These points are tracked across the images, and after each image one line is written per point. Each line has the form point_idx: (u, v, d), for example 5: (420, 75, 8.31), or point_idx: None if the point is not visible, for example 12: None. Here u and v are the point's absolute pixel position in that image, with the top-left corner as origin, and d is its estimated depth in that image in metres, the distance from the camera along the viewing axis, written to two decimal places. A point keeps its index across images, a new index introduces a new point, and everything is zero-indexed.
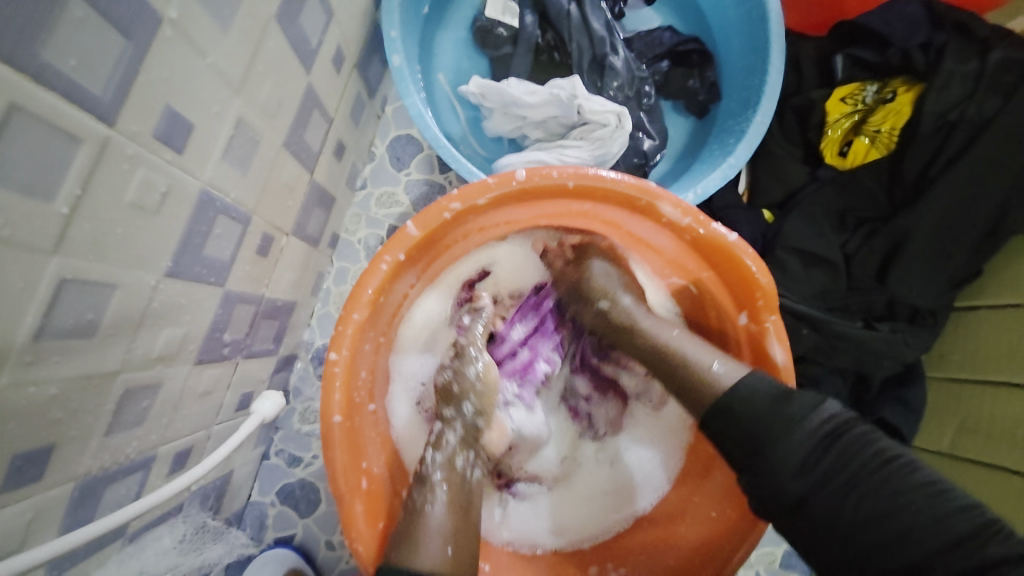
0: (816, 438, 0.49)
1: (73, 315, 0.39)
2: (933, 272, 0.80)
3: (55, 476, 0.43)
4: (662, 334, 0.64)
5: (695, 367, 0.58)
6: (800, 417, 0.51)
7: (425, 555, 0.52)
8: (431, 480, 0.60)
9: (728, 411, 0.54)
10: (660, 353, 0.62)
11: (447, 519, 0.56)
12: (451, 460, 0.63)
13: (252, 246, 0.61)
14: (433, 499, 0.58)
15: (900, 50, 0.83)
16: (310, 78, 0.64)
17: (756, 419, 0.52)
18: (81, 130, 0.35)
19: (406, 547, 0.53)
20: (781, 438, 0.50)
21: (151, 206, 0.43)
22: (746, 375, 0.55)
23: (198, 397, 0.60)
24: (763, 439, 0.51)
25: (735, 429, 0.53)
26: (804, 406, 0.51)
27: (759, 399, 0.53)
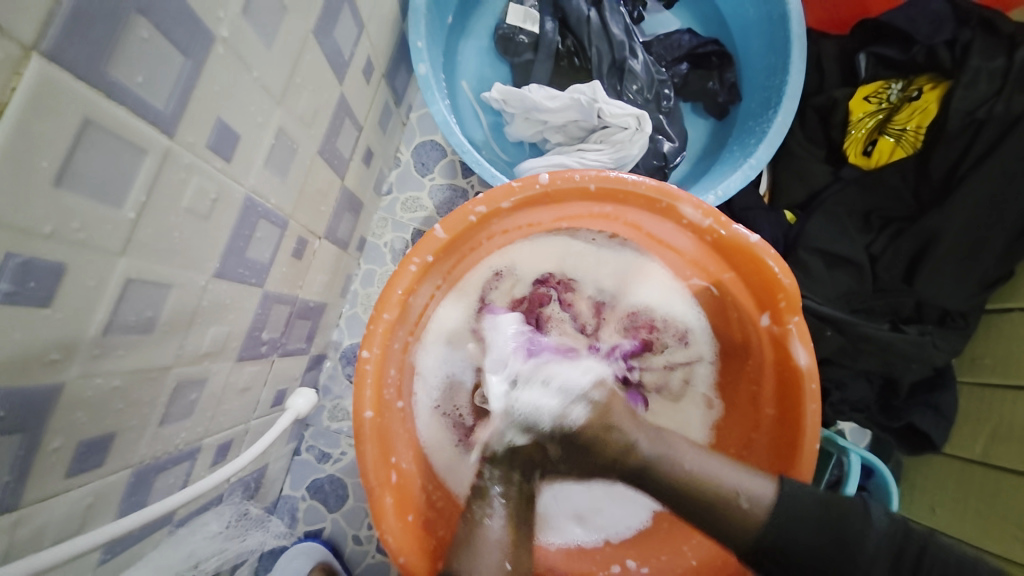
0: (883, 537, 0.53)
1: (135, 312, 0.42)
2: (962, 273, 0.79)
3: (114, 462, 0.46)
4: (685, 460, 0.59)
5: (730, 502, 0.55)
6: (864, 527, 0.54)
7: (485, 567, 0.55)
8: (486, 492, 0.60)
9: (782, 544, 0.54)
10: (683, 488, 0.57)
11: (504, 533, 0.58)
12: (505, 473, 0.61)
13: (288, 249, 0.65)
14: (492, 511, 0.59)
15: (925, 47, 0.82)
16: (343, 88, 0.67)
17: (813, 556, 0.54)
18: (146, 142, 0.38)
19: (468, 557, 0.56)
20: (849, 547, 0.53)
21: (203, 211, 0.46)
22: (781, 496, 0.55)
23: (238, 392, 0.63)
24: (835, 546, 0.53)
25: (800, 520, 0.54)
26: (867, 510, 0.55)
27: (815, 507, 0.55)
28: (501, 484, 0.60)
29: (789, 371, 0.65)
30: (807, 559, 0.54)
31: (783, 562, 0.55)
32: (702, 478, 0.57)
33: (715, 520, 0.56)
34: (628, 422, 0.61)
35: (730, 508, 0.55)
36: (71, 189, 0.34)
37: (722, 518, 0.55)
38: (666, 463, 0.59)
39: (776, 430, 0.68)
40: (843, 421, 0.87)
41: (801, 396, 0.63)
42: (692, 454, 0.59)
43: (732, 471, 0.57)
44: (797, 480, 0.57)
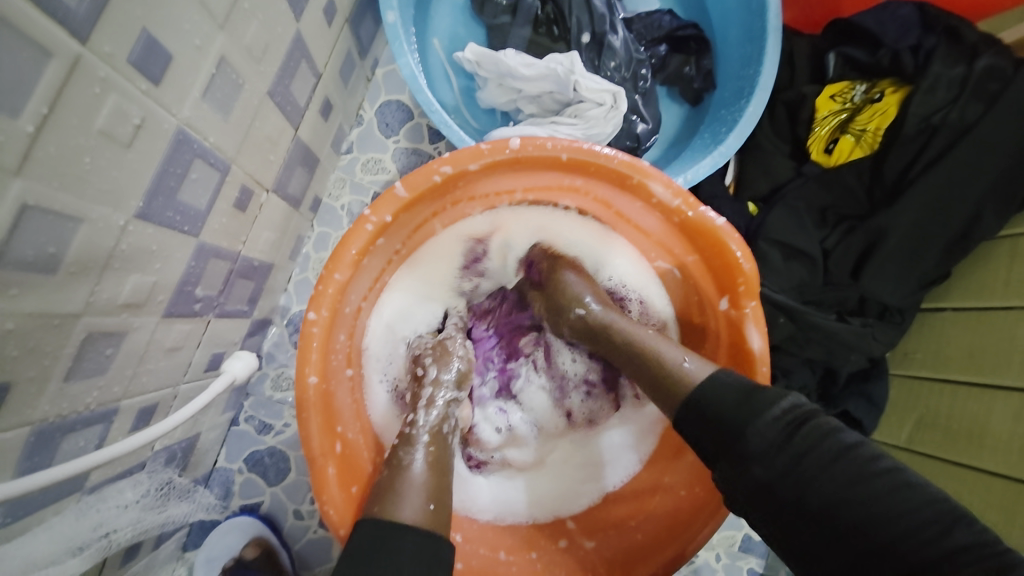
0: (777, 435, 0.46)
1: (33, 246, 0.36)
2: (904, 271, 0.83)
3: (8, 419, 0.40)
4: (646, 337, 0.59)
5: (671, 365, 0.55)
6: (766, 406, 0.48)
7: (404, 507, 0.49)
8: (412, 440, 0.57)
9: (695, 437, 0.52)
10: (644, 350, 0.58)
11: (426, 475, 0.53)
12: (437, 425, 0.60)
13: (230, 198, 0.59)
14: (417, 456, 0.55)
15: (891, 51, 0.84)
16: (299, 25, 0.61)
17: (724, 410, 0.49)
18: (49, 42, 0.32)
19: (385, 499, 0.50)
20: (753, 435, 0.47)
21: (124, 138, 0.40)
22: (713, 374, 0.52)
23: (166, 352, 0.57)
24: (746, 440, 0.47)
25: (709, 425, 0.50)
26: (771, 398, 0.48)
27: (734, 391, 0.50)
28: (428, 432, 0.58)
29: (742, 354, 0.65)
30: (725, 437, 0.49)
31: (697, 424, 0.51)
32: (648, 346, 0.58)
33: (655, 374, 0.56)
34: (583, 288, 0.67)
35: (671, 368, 0.55)
36: None
37: (664, 379, 0.55)
38: (621, 332, 0.61)
39: None
40: None
41: (751, 378, 0.64)
42: (656, 337, 0.59)
43: (685, 351, 0.57)
44: (729, 370, 0.53)
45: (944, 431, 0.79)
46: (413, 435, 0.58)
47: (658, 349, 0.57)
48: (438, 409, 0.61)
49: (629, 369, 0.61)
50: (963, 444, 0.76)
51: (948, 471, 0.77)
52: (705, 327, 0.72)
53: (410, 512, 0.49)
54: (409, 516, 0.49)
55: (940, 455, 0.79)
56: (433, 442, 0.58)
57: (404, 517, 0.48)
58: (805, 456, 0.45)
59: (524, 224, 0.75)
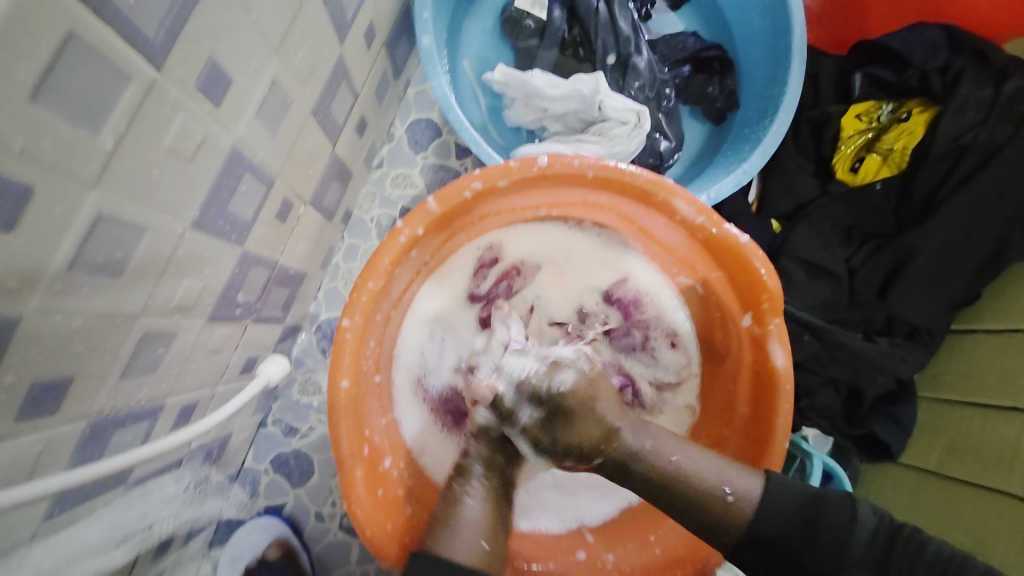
0: (869, 533, 0.53)
1: (103, 251, 0.40)
2: (933, 292, 0.82)
3: (69, 410, 0.44)
4: (670, 453, 0.60)
5: (709, 493, 0.57)
6: (847, 529, 0.53)
7: (461, 546, 0.55)
8: (470, 475, 0.63)
9: (763, 537, 0.55)
10: (668, 477, 0.58)
11: (483, 513, 0.59)
12: (486, 460, 0.65)
13: (272, 210, 0.62)
14: (472, 492, 0.61)
15: (918, 72, 0.85)
16: (343, 49, 0.65)
17: (792, 536, 0.55)
18: (130, 68, 0.36)
19: (439, 534, 0.56)
20: (840, 551, 0.53)
21: (186, 153, 0.44)
22: (767, 490, 0.56)
23: (208, 353, 0.60)
24: (826, 542, 0.53)
25: (781, 518, 0.55)
26: (847, 510, 0.54)
27: (788, 515, 0.55)
28: (482, 470, 0.64)
29: (765, 370, 0.66)
30: (797, 563, 0.54)
31: (767, 507, 0.56)
32: (686, 472, 0.58)
33: (698, 513, 0.57)
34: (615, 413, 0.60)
35: (704, 487, 0.57)
36: (47, 105, 0.32)
37: (714, 517, 0.56)
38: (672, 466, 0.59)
39: (749, 427, 0.68)
40: (806, 426, 0.89)
41: (775, 395, 0.64)
42: (681, 448, 0.60)
43: (723, 467, 0.58)
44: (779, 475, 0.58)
45: (976, 455, 0.76)
46: (467, 467, 0.64)
47: (688, 472, 0.58)
48: (481, 452, 0.66)
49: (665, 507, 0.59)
50: (997, 470, 0.73)
51: (978, 499, 0.74)
52: (728, 344, 0.72)
53: (460, 552, 0.54)
54: (460, 553, 0.54)
55: (973, 481, 0.76)
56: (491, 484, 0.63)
57: (461, 554, 0.54)
58: None
59: (529, 240, 0.77)
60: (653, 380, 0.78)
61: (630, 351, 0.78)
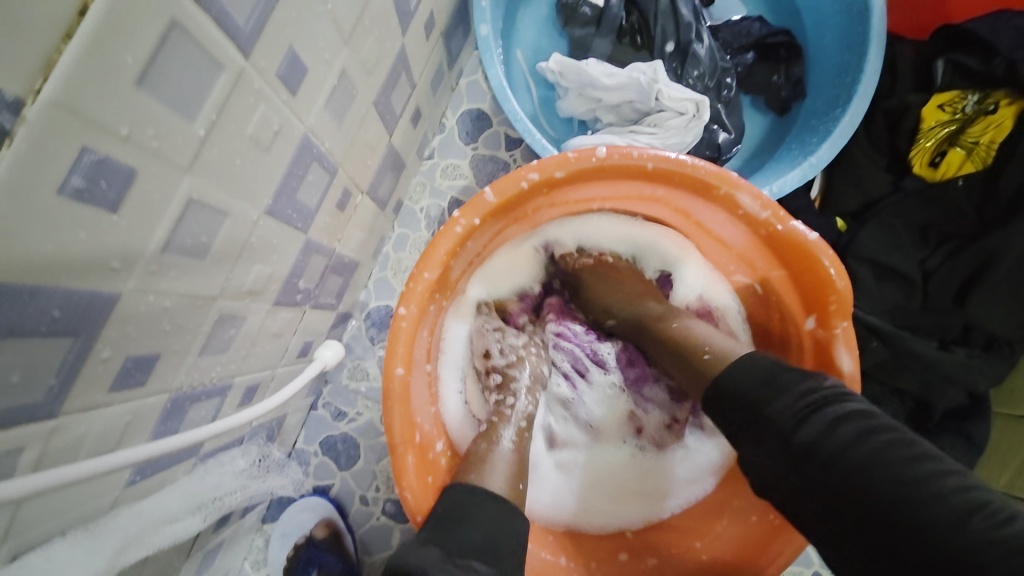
0: (804, 404, 0.47)
1: (190, 235, 0.41)
2: (1018, 298, 0.75)
3: (155, 385, 0.46)
4: (698, 330, 0.63)
5: (724, 355, 0.58)
6: (791, 392, 0.48)
7: (495, 481, 0.54)
8: (509, 421, 0.65)
9: (744, 397, 0.52)
10: (690, 342, 0.61)
11: (513, 458, 0.59)
12: (525, 414, 0.67)
13: (333, 199, 0.64)
14: (506, 440, 0.62)
15: (1007, 60, 0.77)
16: (404, 40, 0.65)
17: (758, 392, 0.51)
18: (224, 58, 0.37)
19: (480, 470, 0.56)
20: (774, 402, 0.49)
21: (265, 141, 0.45)
22: (755, 355, 0.55)
23: (271, 336, 0.63)
24: (773, 405, 0.49)
25: (767, 386, 0.51)
26: (807, 382, 0.49)
27: (754, 369, 0.52)
28: (524, 420, 0.66)
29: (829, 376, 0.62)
30: (756, 420, 0.50)
31: (742, 416, 0.51)
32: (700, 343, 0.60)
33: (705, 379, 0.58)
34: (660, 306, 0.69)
35: (716, 353, 0.58)
36: (149, 92, 0.33)
37: (715, 377, 0.57)
38: (676, 327, 0.64)
39: None
40: None
41: None
42: (704, 327, 0.63)
43: (733, 343, 0.60)
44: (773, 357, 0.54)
45: None
46: (496, 429, 0.63)
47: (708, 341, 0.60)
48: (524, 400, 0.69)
49: (676, 364, 0.63)
50: None
51: None
52: (787, 346, 0.69)
53: (499, 485, 0.54)
54: (499, 486, 0.54)
55: None
56: (517, 438, 0.64)
57: (495, 487, 0.53)
58: (841, 460, 0.43)
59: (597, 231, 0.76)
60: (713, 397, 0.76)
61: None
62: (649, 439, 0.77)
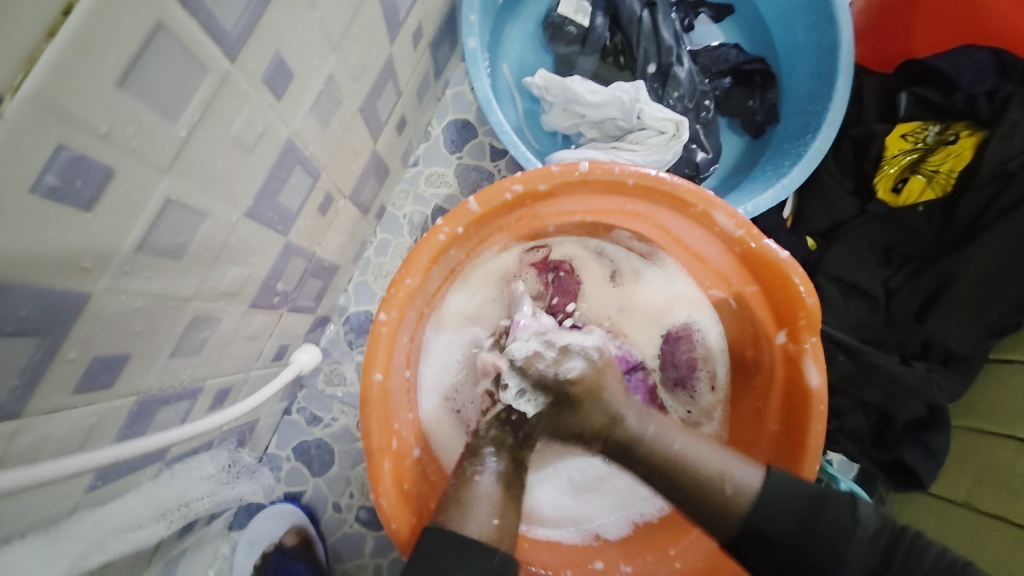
0: (867, 538, 0.51)
1: (167, 236, 0.41)
2: (974, 318, 0.79)
3: (122, 387, 0.45)
4: (674, 438, 0.60)
5: (715, 484, 0.56)
6: (846, 526, 0.51)
7: (473, 523, 0.53)
8: (482, 455, 0.62)
9: (765, 535, 0.53)
10: (666, 462, 0.58)
11: (496, 491, 0.58)
12: (501, 442, 0.64)
13: (315, 203, 0.64)
14: (485, 471, 0.60)
15: (966, 95, 0.82)
16: (392, 49, 0.66)
17: (798, 538, 0.52)
18: (209, 61, 0.37)
19: (452, 510, 0.54)
20: (833, 547, 0.51)
21: (248, 144, 0.45)
22: (765, 483, 0.55)
23: (246, 339, 0.62)
24: (821, 553, 0.51)
25: (786, 517, 0.53)
26: (845, 508, 0.52)
27: (794, 505, 0.53)
28: (495, 449, 0.63)
29: (798, 388, 0.65)
30: (805, 573, 0.51)
31: (765, 556, 0.53)
32: (688, 461, 0.58)
33: (705, 510, 0.56)
34: (619, 400, 0.62)
35: (710, 484, 0.56)
36: (131, 91, 0.33)
37: (710, 505, 0.55)
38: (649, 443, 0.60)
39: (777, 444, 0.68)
40: (834, 449, 0.89)
41: (808, 416, 0.63)
42: (683, 437, 0.60)
43: (724, 459, 0.58)
44: (785, 472, 0.56)
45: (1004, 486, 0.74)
46: (479, 448, 0.63)
47: (686, 458, 0.58)
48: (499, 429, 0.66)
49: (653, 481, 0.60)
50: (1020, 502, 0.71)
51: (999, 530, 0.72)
52: (760, 359, 0.71)
53: (476, 529, 0.53)
54: (474, 532, 0.52)
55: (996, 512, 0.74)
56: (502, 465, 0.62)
57: (472, 530, 0.52)
58: None
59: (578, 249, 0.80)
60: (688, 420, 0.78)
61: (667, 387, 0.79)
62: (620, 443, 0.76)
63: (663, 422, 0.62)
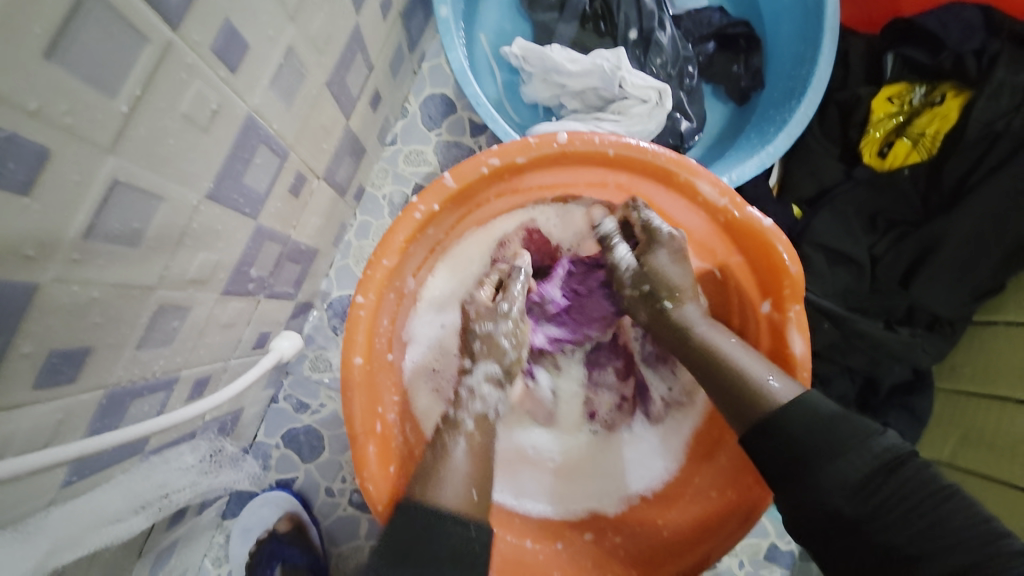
0: (878, 449, 0.48)
1: (119, 220, 0.39)
2: (957, 282, 0.80)
3: (87, 380, 0.43)
4: (717, 338, 0.61)
5: (752, 379, 0.55)
6: (856, 440, 0.48)
7: (448, 495, 0.52)
8: (460, 426, 0.60)
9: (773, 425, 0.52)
10: (708, 348, 0.60)
11: (468, 465, 0.56)
12: (483, 412, 0.63)
13: (286, 183, 0.61)
14: (461, 440, 0.58)
15: (953, 54, 0.80)
16: (359, 17, 0.63)
17: (801, 430, 0.50)
18: (148, 29, 0.34)
19: (428, 481, 0.53)
20: (837, 453, 0.48)
21: (202, 121, 0.42)
22: (802, 395, 0.52)
23: (221, 327, 0.60)
24: (827, 449, 0.48)
25: (795, 424, 0.50)
26: (859, 429, 0.49)
27: (804, 423, 0.50)
28: (475, 421, 0.61)
29: (782, 359, 0.64)
30: (802, 462, 0.49)
31: (771, 449, 0.51)
32: (729, 360, 0.58)
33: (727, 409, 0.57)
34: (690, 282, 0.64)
35: (738, 391, 0.56)
36: (60, 63, 0.30)
37: (745, 398, 0.55)
38: (699, 336, 0.62)
39: None
40: None
41: None
42: (731, 346, 0.60)
43: (760, 366, 0.56)
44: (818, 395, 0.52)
45: (990, 447, 0.75)
46: (458, 421, 0.61)
47: (729, 354, 0.59)
48: (483, 399, 0.63)
49: (698, 374, 0.62)
50: (1009, 463, 0.73)
51: (995, 491, 0.73)
52: (744, 330, 0.69)
53: (452, 497, 0.52)
54: (450, 500, 0.52)
55: (983, 473, 0.75)
56: (472, 443, 0.59)
57: (449, 503, 0.51)
58: (894, 509, 0.45)
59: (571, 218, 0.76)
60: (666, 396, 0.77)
61: (647, 361, 0.78)
62: (600, 422, 0.79)
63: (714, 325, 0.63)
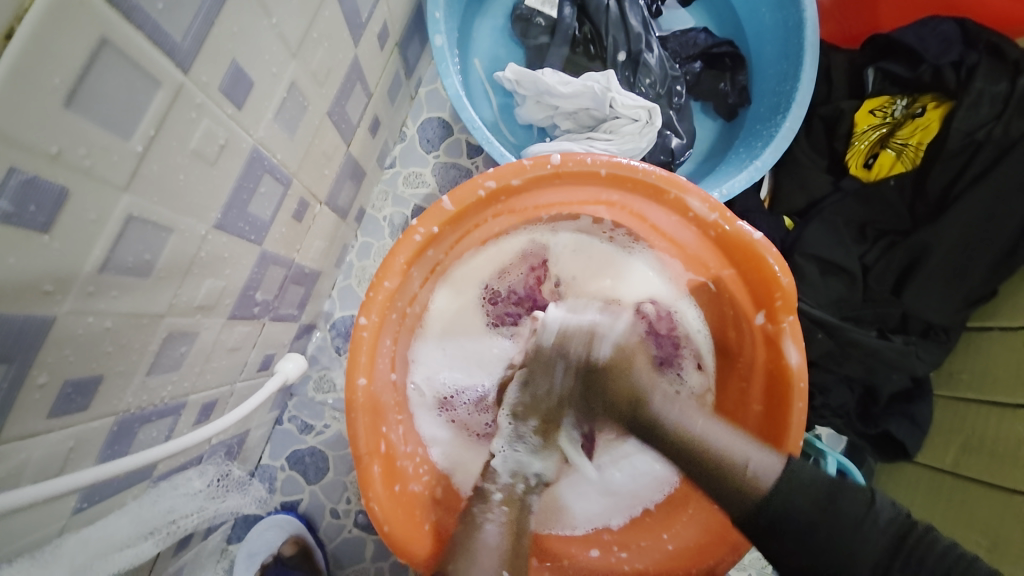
0: None
1: (132, 254, 0.41)
2: (947, 289, 0.81)
3: (99, 408, 0.45)
4: (694, 426, 0.61)
5: (738, 465, 0.57)
6: None
7: (481, 572, 0.59)
8: (489, 500, 0.65)
9: None
10: (682, 436, 0.61)
11: (502, 542, 0.61)
12: (511, 490, 0.66)
13: (290, 210, 0.63)
14: (492, 519, 0.63)
15: (932, 67, 0.83)
16: (357, 50, 0.65)
17: None
18: (160, 74, 0.37)
19: (462, 558, 0.60)
20: None
21: (210, 156, 0.44)
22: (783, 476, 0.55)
23: (227, 351, 0.61)
24: None
25: None
26: None
27: None
28: (507, 502, 0.65)
29: (778, 368, 0.65)
30: None
31: None
32: (704, 442, 0.60)
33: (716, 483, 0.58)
34: (647, 378, 0.67)
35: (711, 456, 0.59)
36: (79, 111, 0.33)
37: (723, 480, 0.58)
38: (671, 424, 0.62)
39: (761, 425, 0.68)
40: (821, 424, 0.89)
41: (788, 394, 0.64)
42: (709, 423, 0.61)
43: (743, 442, 0.59)
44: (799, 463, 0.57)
45: (990, 453, 0.76)
46: (488, 493, 0.65)
47: (710, 440, 0.60)
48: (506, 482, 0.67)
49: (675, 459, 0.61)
50: (1009, 467, 0.73)
51: (993, 497, 0.74)
52: (742, 342, 0.71)
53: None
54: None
55: (985, 479, 0.76)
56: (509, 512, 0.65)
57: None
58: None
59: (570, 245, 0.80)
60: (674, 397, 0.78)
61: (660, 363, 0.79)
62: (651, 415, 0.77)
63: (686, 406, 0.64)
